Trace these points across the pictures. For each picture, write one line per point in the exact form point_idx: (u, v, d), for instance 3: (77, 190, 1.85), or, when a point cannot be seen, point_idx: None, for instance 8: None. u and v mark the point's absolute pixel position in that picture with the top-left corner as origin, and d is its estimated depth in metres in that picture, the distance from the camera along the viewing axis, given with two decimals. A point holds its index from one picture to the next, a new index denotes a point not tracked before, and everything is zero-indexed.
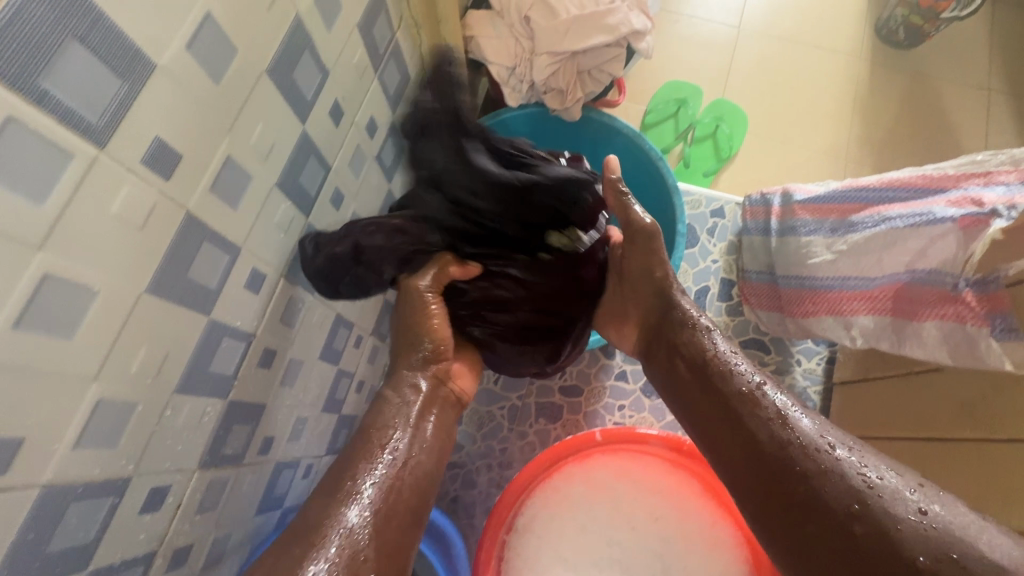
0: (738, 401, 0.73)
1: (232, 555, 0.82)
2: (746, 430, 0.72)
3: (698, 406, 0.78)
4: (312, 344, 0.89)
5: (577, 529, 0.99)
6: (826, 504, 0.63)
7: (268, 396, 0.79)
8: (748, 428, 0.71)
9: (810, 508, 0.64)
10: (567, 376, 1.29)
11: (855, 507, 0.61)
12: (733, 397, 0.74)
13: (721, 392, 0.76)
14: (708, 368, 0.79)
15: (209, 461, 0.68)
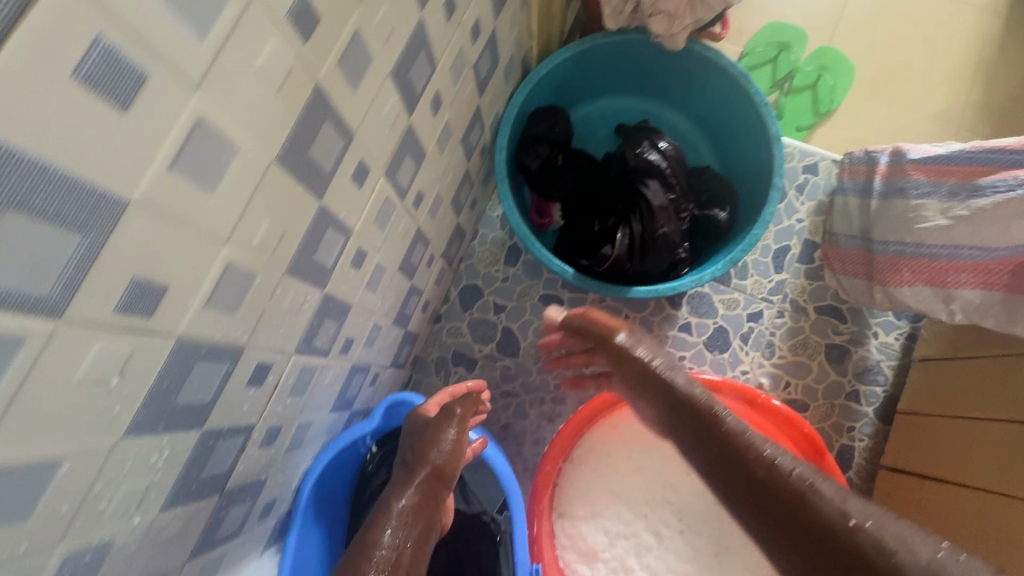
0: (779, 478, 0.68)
1: (311, 444, 0.85)
2: (756, 489, 0.69)
3: (745, 503, 0.69)
4: (395, 254, 0.88)
5: (633, 469, 1.00)
6: (844, 547, 0.60)
7: (355, 297, 0.79)
8: (792, 500, 0.66)
9: (829, 546, 0.61)
10: (629, 322, 1.27)
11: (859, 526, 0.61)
12: (767, 479, 0.68)
13: (758, 475, 0.69)
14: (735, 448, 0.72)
15: (303, 348, 0.70)
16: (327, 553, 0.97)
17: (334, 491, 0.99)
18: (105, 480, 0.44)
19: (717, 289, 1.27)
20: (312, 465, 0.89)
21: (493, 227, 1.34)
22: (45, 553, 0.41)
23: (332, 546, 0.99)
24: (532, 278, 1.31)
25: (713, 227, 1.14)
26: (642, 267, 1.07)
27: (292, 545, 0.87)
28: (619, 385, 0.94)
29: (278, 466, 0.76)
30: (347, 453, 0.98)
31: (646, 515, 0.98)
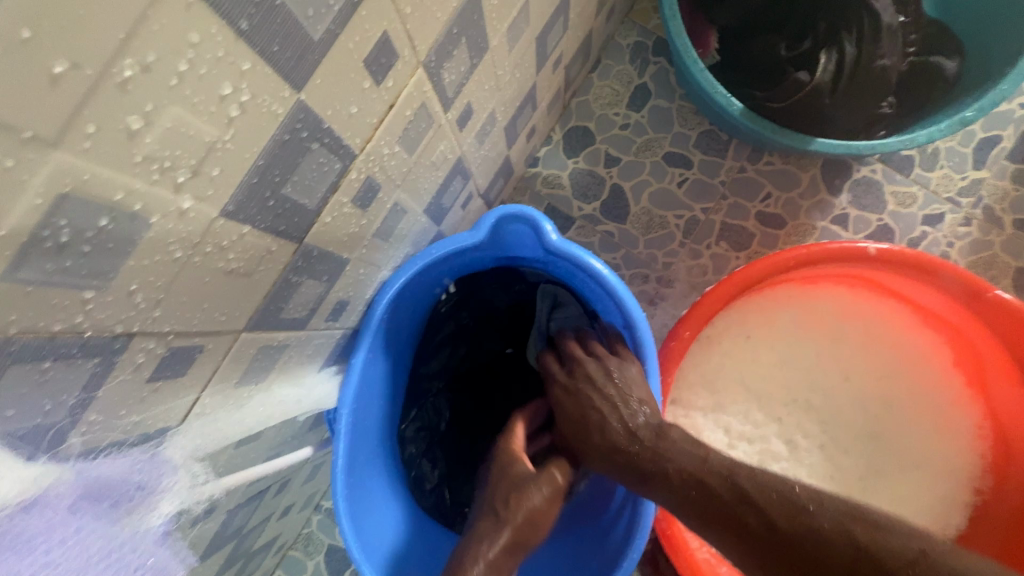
0: (747, 510, 0.54)
1: (395, 245, 0.65)
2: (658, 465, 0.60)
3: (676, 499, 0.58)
4: (542, 6, 0.63)
5: (774, 362, 0.80)
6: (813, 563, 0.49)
7: (494, 34, 0.55)
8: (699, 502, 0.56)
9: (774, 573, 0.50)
10: (770, 202, 1.02)
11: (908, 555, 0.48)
12: (735, 500, 0.55)
13: (721, 499, 0.55)
14: (655, 457, 0.60)
15: (431, 68, 0.46)
16: (387, 397, 0.80)
17: (402, 326, 0.79)
18: (142, 64, 0.22)
19: (892, 179, 1.00)
20: (389, 278, 0.69)
21: (619, 57, 1.05)
22: (20, 153, 0.20)
23: (392, 391, 0.81)
24: (658, 130, 1.05)
25: (934, 83, 0.84)
26: (843, 108, 0.81)
27: (357, 369, 0.69)
28: (800, 250, 0.71)
29: (359, 254, 0.56)
30: (424, 279, 0.77)
31: (780, 419, 0.79)
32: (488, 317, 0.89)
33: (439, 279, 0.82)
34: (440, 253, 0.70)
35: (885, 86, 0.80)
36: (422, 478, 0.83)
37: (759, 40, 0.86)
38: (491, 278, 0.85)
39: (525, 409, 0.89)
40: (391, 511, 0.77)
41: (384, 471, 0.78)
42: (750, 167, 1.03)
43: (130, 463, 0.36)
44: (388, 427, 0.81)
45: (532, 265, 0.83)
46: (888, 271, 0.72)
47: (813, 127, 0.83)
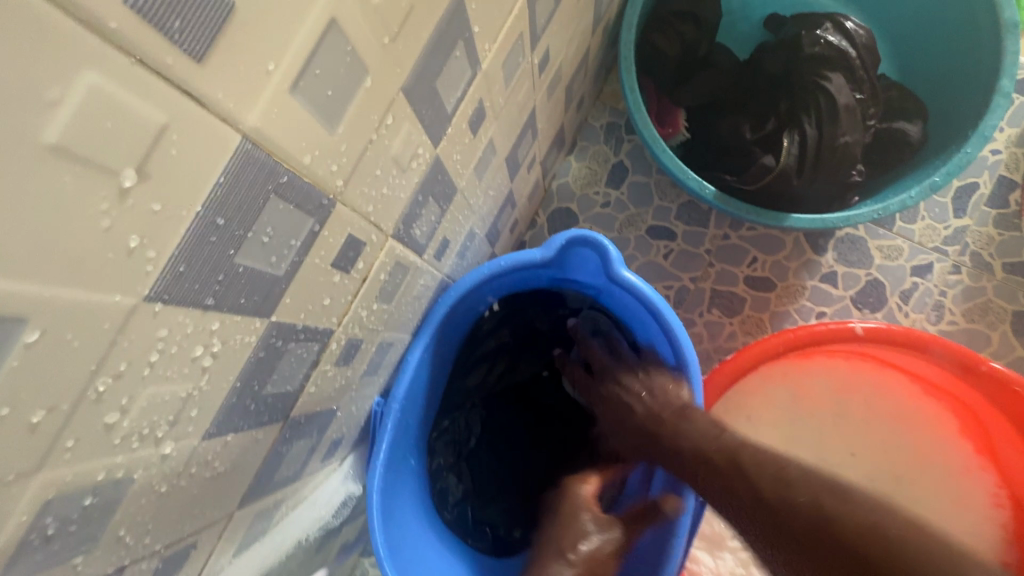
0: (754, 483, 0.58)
1: (385, 371, 0.65)
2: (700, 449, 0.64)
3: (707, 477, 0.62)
4: (507, 134, 0.66)
5: (780, 444, 0.79)
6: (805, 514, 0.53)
7: (462, 178, 0.58)
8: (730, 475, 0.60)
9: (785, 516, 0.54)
10: (757, 266, 1.03)
11: (894, 531, 0.50)
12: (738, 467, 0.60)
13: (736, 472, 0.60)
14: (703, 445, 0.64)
15: (400, 234, 0.49)
16: (423, 418, 0.79)
17: (448, 344, 0.79)
18: (115, 375, 0.25)
19: (875, 233, 1.01)
20: (444, 297, 0.69)
21: (594, 139, 1.09)
22: (4, 492, 0.22)
23: (427, 414, 0.80)
24: (639, 205, 1.07)
25: (901, 150, 0.86)
26: (815, 184, 0.82)
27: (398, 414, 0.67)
28: (788, 337, 0.71)
29: (350, 396, 0.57)
30: (478, 297, 0.77)
31: None
32: (530, 338, 0.88)
33: (493, 297, 0.82)
34: (505, 268, 0.71)
35: (853, 158, 0.82)
36: (446, 500, 0.82)
37: (724, 123, 0.89)
38: (539, 303, 0.85)
39: (551, 451, 0.88)
40: (424, 535, 0.75)
41: (415, 495, 0.77)
42: (733, 234, 1.04)
43: None
44: (420, 452, 0.80)
45: (584, 294, 0.83)
46: (880, 349, 0.73)
47: (787, 202, 0.84)
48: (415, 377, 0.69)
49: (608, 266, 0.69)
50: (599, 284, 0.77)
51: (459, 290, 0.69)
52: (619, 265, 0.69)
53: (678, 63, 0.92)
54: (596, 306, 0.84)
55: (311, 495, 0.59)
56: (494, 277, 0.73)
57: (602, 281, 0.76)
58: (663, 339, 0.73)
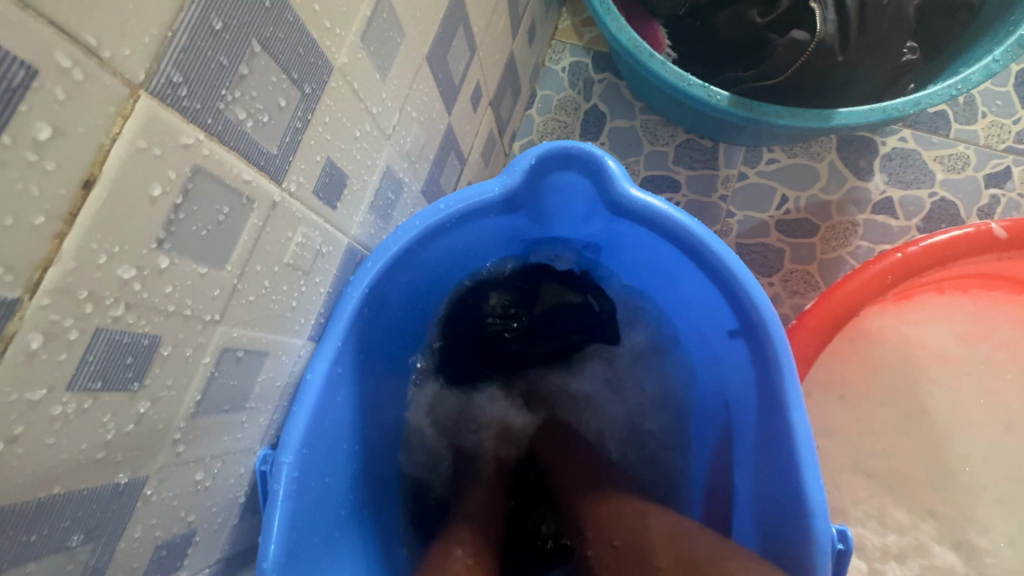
0: None
1: (265, 403, 0.39)
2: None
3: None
4: (417, 9, 0.43)
5: (896, 425, 0.53)
6: None
7: (338, 47, 0.34)
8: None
9: None
10: (790, 207, 0.80)
11: None
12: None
13: None
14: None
15: (186, 103, 0.24)
16: (363, 475, 0.51)
17: (386, 354, 0.52)
18: None
19: (929, 142, 0.79)
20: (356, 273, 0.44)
21: (557, 84, 0.86)
22: None
23: (370, 468, 0.52)
24: (627, 154, 0.84)
25: (958, 14, 0.65)
26: (859, 65, 0.61)
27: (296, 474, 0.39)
28: (897, 258, 0.47)
29: (170, 459, 0.30)
30: (420, 279, 0.52)
31: (932, 511, 0.52)
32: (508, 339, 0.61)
33: (445, 284, 0.56)
34: (451, 216, 0.46)
35: (906, 24, 0.60)
36: None
37: (723, 11, 0.67)
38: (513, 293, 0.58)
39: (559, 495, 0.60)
40: None
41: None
42: (750, 171, 0.81)
43: None
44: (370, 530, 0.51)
45: (578, 259, 0.58)
46: (1020, 260, 0.49)
47: (822, 94, 0.63)
48: (328, 406, 0.42)
49: (603, 187, 0.44)
50: (594, 234, 0.52)
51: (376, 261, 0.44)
52: (623, 183, 0.44)
53: None
54: (596, 273, 0.58)
55: None
56: (435, 239, 0.48)
57: (598, 228, 0.51)
58: (705, 293, 0.48)
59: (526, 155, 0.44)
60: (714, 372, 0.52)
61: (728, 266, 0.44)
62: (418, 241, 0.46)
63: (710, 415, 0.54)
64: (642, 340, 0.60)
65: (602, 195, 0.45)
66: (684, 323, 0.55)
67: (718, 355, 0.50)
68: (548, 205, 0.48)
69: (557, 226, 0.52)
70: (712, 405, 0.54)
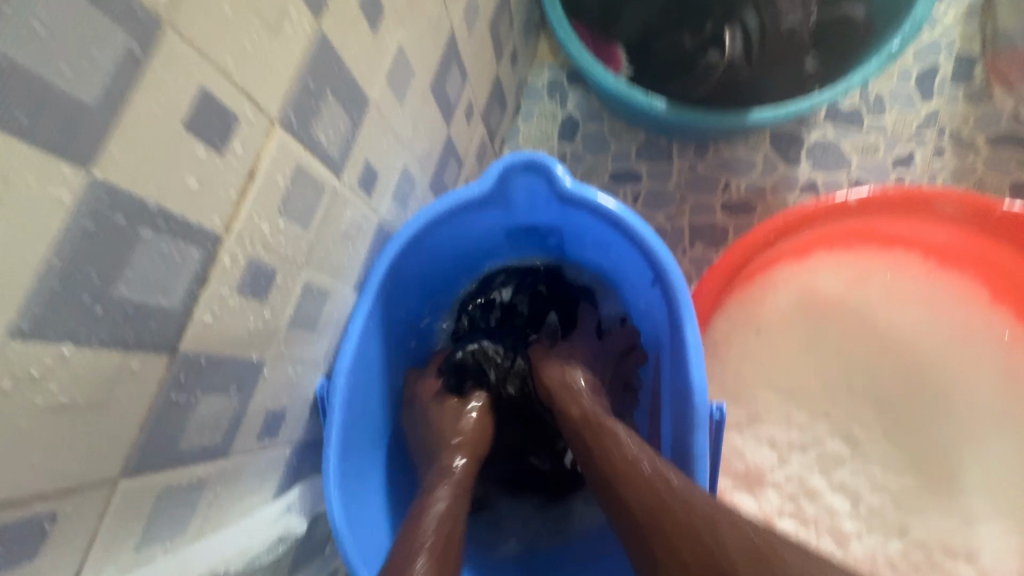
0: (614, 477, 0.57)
1: (326, 334, 0.56)
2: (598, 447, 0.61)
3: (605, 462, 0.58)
4: (423, 53, 0.60)
5: (796, 351, 0.69)
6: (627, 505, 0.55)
7: (374, 87, 0.52)
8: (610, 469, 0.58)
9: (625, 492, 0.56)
10: (732, 191, 0.97)
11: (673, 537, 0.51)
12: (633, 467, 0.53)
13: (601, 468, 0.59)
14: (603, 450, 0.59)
15: (295, 127, 0.42)
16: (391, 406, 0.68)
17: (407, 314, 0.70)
18: None
19: (846, 134, 0.96)
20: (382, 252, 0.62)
21: (538, 97, 1.04)
22: None
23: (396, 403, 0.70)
24: (597, 153, 1.01)
25: (848, 32, 0.82)
26: (764, 74, 0.80)
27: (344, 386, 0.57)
28: (781, 220, 0.63)
29: (276, 353, 0.48)
30: (428, 258, 0.70)
31: (828, 414, 0.68)
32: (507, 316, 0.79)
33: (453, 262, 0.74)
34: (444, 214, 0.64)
35: (799, 42, 0.79)
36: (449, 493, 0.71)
37: (664, 35, 0.84)
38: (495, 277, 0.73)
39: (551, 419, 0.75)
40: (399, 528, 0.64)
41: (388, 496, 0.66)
42: (700, 163, 0.98)
43: None
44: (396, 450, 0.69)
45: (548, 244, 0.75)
46: (880, 220, 0.65)
47: (740, 97, 0.81)
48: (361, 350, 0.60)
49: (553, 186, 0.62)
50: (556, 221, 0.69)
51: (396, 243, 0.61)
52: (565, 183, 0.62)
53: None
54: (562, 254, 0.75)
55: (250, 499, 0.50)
56: (435, 230, 0.65)
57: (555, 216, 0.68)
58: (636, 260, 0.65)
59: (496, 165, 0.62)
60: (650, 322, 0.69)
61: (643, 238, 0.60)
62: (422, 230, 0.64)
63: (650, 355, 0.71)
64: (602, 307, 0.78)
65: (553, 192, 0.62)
66: (627, 287, 0.72)
67: (650, 308, 0.67)
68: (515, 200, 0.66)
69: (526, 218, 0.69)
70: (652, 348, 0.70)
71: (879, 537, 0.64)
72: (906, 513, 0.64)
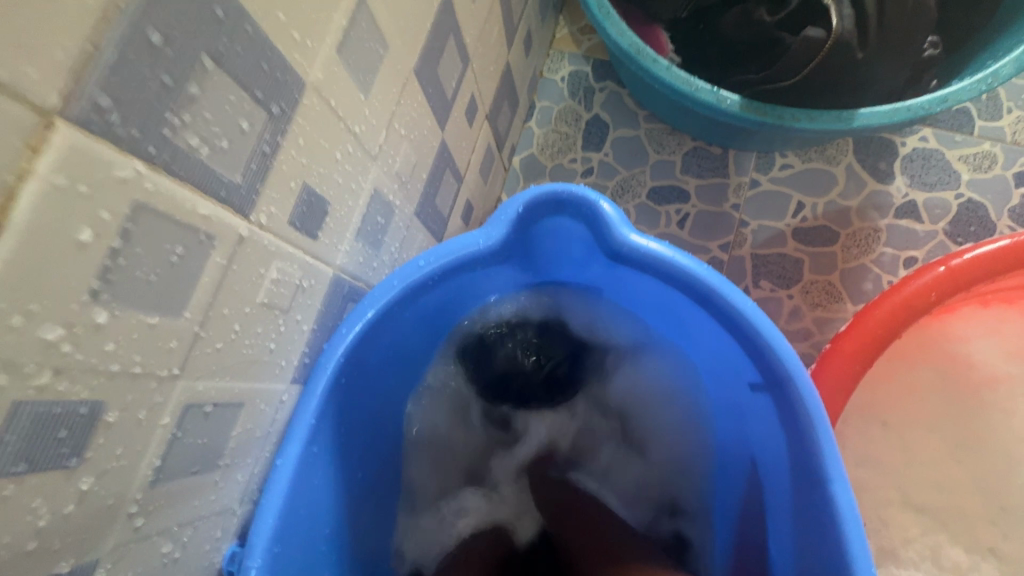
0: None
1: (248, 456, 0.35)
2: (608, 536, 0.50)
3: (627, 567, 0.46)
4: (402, 17, 0.39)
5: (946, 456, 0.48)
6: None
7: (313, 60, 0.30)
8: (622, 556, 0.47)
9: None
10: (807, 214, 0.75)
11: None
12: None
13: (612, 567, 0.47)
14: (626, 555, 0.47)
15: (117, 123, 0.20)
16: (357, 539, 0.47)
17: (381, 411, 0.48)
18: None
19: (953, 141, 0.75)
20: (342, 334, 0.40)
21: (557, 95, 0.83)
22: None
23: (368, 536, 0.48)
24: (631, 165, 0.80)
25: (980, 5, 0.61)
26: (877, 61, 0.57)
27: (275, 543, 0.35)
28: (944, 270, 0.42)
29: (123, 535, 0.26)
30: (411, 331, 0.48)
31: (996, 552, 0.46)
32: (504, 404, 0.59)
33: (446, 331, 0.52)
34: (433, 273, 0.43)
35: (926, 16, 0.57)
36: None
37: (731, 10, 0.63)
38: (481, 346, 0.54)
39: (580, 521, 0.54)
40: None
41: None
42: (763, 178, 0.77)
43: None
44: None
45: (577, 303, 0.54)
46: None
47: (842, 93, 0.59)
48: (303, 485, 0.38)
49: (602, 231, 0.41)
50: (596, 275, 0.48)
51: (361, 319, 0.40)
52: (621, 228, 0.41)
53: None
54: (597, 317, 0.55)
55: None
56: (419, 295, 0.44)
57: (599, 269, 0.47)
58: (720, 336, 0.44)
59: (516, 199, 0.41)
60: (735, 422, 0.48)
61: (740, 309, 0.40)
62: (403, 297, 0.43)
63: (731, 465, 0.50)
64: (640, 386, 0.57)
65: (601, 239, 0.42)
66: (694, 364, 0.51)
67: (738, 406, 0.46)
68: (540, 248, 0.45)
69: (553, 269, 0.49)
70: (733, 454, 0.49)
71: None
72: None
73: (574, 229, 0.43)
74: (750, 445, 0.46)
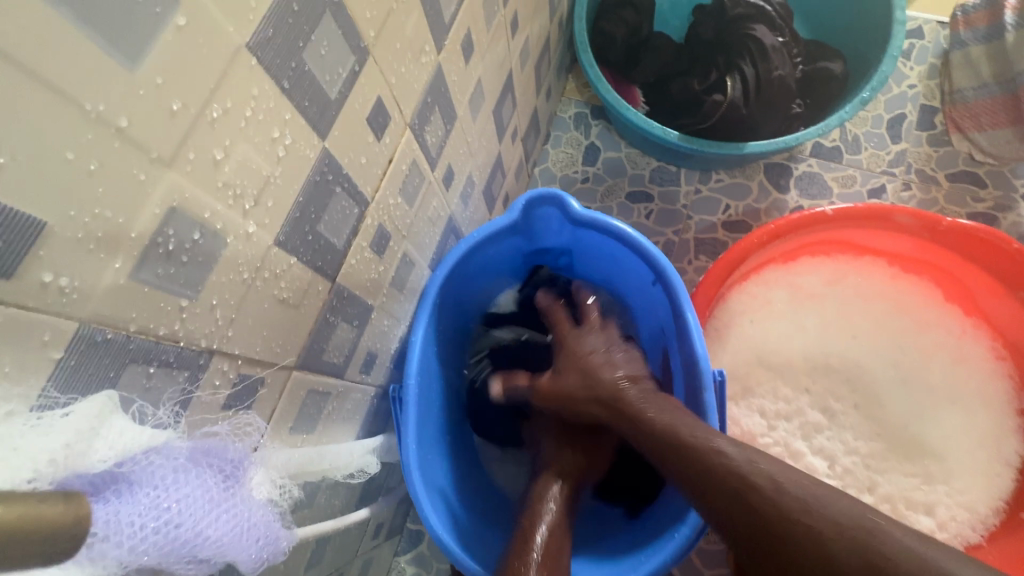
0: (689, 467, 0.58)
1: (408, 298, 0.70)
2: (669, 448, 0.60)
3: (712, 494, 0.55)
4: (491, 84, 0.77)
5: (789, 340, 0.82)
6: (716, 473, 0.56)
7: (461, 106, 0.67)
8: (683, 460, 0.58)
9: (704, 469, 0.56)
10: (731, 212, 1.12)
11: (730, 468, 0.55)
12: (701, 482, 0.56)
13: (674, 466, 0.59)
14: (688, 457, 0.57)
15: (415, 128, 0.56)
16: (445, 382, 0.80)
17: (450, 318, 0.81)
18: (223, 109, 0.31)
19: (828, 167, 1.12)
20: (440, 264, 0.74)
21: (566, 128, 1.21)
22: (145, 170, 0.28)
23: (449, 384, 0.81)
24: (615, 176, 1.17)
25: (829, 82, 0.99)
26: (761, 114, 0.95)
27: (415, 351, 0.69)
28: (773, 228, 0.77)
29: (380, 303, 0.62)
30: (468, 277, 0.81)
31: (809, 389, 0.80)
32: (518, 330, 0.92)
33: (486, 281, 0.85)
34: (479, 241, 0.76)
35: (788, 90, 0.95)
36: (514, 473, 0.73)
37: (675, 81, 1.03)
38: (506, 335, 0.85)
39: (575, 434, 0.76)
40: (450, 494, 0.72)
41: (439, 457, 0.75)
42: (704, 187, 1.14)
43: (219, 444, 0.36)
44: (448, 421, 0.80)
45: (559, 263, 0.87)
46: (850, 229, 0.80)
47: (740, 131, 0.96)
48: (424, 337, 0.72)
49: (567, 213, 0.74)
50: (570, 241, 0.81)
51: (447, 259, 0.73)
52: (578, 211, 0.74)
53: (627, 47, 1.06)
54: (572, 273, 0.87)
55: (343, 424, 0.61)
56: (472, 254, 0.77)
57: (569, 235, 0.80)
58: (640, 268, 0.77)
59: (521, 197, 0.75)
60: (657, 325, 0.80)
61: (643, 245, 0.73)
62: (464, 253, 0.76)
63: (655, 349, 0.82)
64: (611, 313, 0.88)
65: (567, 217, 0.75)
66: (634, 294, 0.83)
67: (654, 307, 0.79)
68: (536, 227, 0.78)
69: (544, 240, 0.81)
70: (655, 341, 0.82)
71: (854, 492, 0.76)
72: (877, 474, 0.76)
73: (553, 213, 0.76)
74: (663, 332, 0.78)
